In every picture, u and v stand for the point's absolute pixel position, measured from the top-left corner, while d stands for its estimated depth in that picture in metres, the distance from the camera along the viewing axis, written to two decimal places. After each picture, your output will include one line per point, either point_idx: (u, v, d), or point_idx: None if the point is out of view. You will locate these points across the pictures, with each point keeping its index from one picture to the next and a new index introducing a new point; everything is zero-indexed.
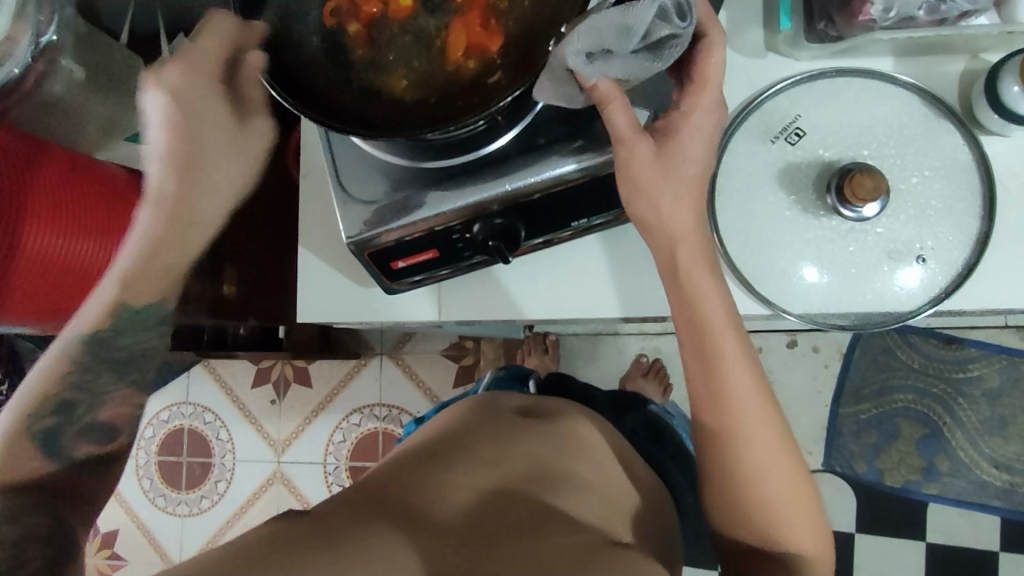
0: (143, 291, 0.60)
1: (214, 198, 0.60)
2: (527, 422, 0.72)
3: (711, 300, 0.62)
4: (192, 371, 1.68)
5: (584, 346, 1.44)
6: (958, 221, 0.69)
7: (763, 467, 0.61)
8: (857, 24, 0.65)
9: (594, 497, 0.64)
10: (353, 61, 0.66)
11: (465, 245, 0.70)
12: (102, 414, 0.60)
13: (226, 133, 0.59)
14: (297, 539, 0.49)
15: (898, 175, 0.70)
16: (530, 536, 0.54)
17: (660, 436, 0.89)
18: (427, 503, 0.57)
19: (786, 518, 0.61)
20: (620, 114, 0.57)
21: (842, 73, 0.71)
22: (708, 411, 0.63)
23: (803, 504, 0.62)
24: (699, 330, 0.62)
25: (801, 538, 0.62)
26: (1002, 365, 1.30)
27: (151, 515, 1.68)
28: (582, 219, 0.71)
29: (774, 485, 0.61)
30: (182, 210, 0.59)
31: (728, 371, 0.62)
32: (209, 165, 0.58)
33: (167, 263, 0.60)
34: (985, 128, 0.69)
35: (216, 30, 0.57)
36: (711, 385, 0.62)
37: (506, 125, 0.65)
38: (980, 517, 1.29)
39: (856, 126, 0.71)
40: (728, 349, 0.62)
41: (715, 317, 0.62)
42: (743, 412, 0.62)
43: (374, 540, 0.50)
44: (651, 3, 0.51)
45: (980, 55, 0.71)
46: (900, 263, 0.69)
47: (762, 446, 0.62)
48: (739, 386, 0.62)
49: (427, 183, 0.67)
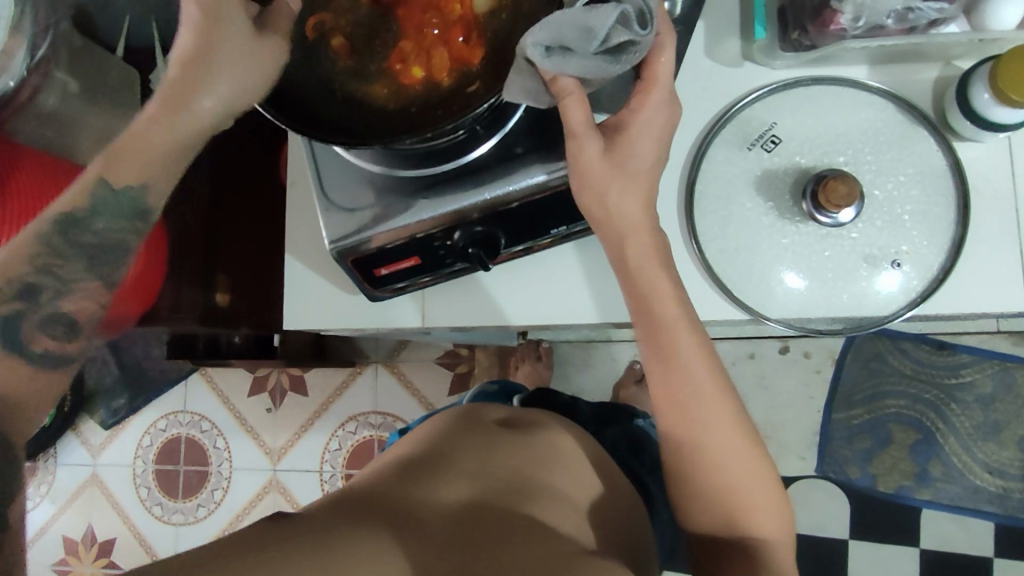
0: (124, 169, 0.56)
1: (218, 95, 0.56)
2: (508, 434, 0.72)
3: (678, 307, 0.63)
4: (190, 380, 1.69)
5: (577, 353, 1.44)
6: (933, 225, 0.70)
7: (736, 467, 0.63)
8: (830, 33, 0.66)
9: (570, 510, 0.64)
10: (337, 72, 0.68)
11: (447, 252, 0.71)
12: (66, 304, 0.56)
13: (238, 38, 0.55)
14: (279, 535, 0.50)
15: (873, 181, 0.71)
16: (514, 545, 0.54)
17: (641, 446, 0.90)
18: (410, 503, 0.57)
19: (758, 515, 0.62)
20: (576, 110, 0.57)
21: (817, 82, 0.72)
22: (677, 416, 0.63)
23: (773, 501, 0.63)
24: (671, 336, 0.63)
25: (775, 536, 0.63)
26: (994, 370, 1.31)
27: (148, 523, 1.68)
28: (561, 227, 0.72)
29: (747, 486, 0.63)
30: (183, 98, 0.55)
31: (696, 370, 0.63)
32: (216, 64, 0.54)
33: (156, 147, 0.56)
34: (960, 135, 0.70)
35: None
36: (679, 391, 0.63)
37: (485, 134, 0.67)
38: (974, 523, 1.29)
39: (832, 134, 0.72)
40: (695, 354, 0.63)
41: (682, 320, 0.63)
42: (711, 417, 0.63)
43: (357, 540, 0.51)
44: (613, 7, 0.51)
45: (953, 63, 0.71)
46: (877, 268, 0.70)
47: (733, 449, 0.63)
48: (707, 390, 0.63)
49: (409, 191, 0.68)
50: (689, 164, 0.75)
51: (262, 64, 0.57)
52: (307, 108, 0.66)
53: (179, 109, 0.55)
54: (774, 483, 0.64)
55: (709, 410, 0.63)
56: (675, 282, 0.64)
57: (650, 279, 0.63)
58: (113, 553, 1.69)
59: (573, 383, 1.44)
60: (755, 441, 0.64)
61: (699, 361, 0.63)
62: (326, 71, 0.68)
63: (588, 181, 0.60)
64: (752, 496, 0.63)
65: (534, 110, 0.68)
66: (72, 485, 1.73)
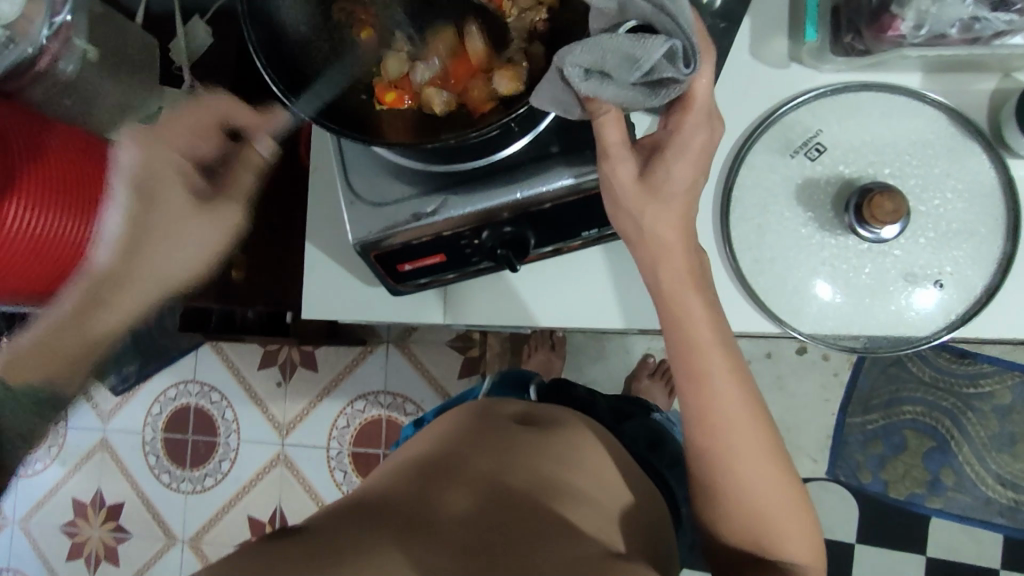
0: (32, 370, 0.64)
1: (161, 275, 0.70)
2: (528, 433, 0.70)
3: (715, 319, 0.61)
4: (200, 350, 1.69)
5: (590, 344, 1.43)
6: (978, 245, 0.67)
7: (753, 494, 0.60)
8: (886, 40, 0.62)
9: (592, 511, 0.62)
10: (358, 60, 0.68)
11: (473, 250, 0.69)
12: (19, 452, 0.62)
13: (183, 203, 0.71)
14: (296, 557, 0.48)
15: (920, 196, 0.68)
16: (537, 552, 0.53)
17: (661, 442, 0.88)
18: (426, 513, 0.56)
19: (780, 527, 0.60)
20: (612, 128, 0.56)
21: (867, 88, 0.69)
22: (704, 434, 0.60)
23: (797, 512, 0.61)
24: (697, 355, 0.60)
25: (797, 547, 0.61)
26: (1015, 382, 1.29)
27: (155, 490, 1.70)
28: (593, 229, 0.70)
29: (775, 510, 0.60)
30: (117, 277, 0.68)
31: (725, 379, 0.60)
32: (153, 243, 0.69)
33: (86, 334, 0.66)
34: (1014, 150, 0.67)
35: (205, 112, 0.75)
36: (705, 415, 0.60)
37: (519, 131, 0.64)
38: (982, 534, 1.28)
39: (878, 144, 0.69)
40: (725, 373, 0.60)
41: (712, 336, 0.60)
42: (745, 438, 0.60)
43: (376, 556, 0.49)
44: (663, 41, 0.48)
45: (1012, 74, 0.68)
46: (917, 285, 0.68)
47: (755, 474, 0.60)
48: (739, 416, 0.60)
49: (438, 187, 0.66)
50: (727, 168, 0.72)
51: (218, 231, 0.74)
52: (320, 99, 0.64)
53: (128, 279, 0.68)
54: (798, 512, 0.61)
55: (737, 438, 0.60)
56: (709, 292, 0.62)
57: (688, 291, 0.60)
58: (121, 517, 1.71)
59: (585, 373, 1.43)
60: (783, 461, 0.61)
61: (729, 381, 0.60)
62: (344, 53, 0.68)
63: (626, 202, 0.59)
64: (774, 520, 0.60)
65: None
66: (83, 448, 1.74)
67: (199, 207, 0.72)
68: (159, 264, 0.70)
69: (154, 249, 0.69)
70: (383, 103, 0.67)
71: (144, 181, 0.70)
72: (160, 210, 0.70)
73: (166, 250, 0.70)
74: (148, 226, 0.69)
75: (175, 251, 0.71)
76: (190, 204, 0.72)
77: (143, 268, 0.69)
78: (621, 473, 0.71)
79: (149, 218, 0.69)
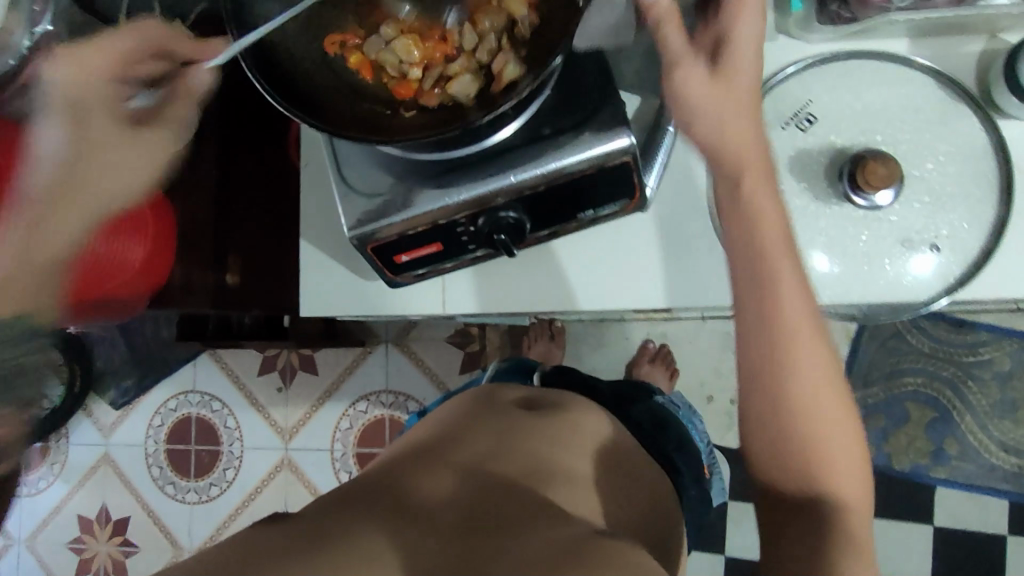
0: (13, 299, 0.58)
1: (111, 185, 0.65)
2: (523, 416, 0.71)
3: (774, 225, 0.59)
4: (199, 359, 1.68)
5: (589, 332, 1.43)
6: (973, 207, 0.67)
7: (822, 421, 0.58)
8: (871, 7, 0.63)
9: (586, 489, 0.63)
10: (360, 83, 0.68)
11: (469, 238, 0.69)
12: None
13: (117, 132, 0.65)
14: (282, 539, 0.49)
15: (912, 161, 0.68)
16: (526, 527, 0.53)
17: (664, 422, 0.90)
18: (415, 496, 0.56)
19: (837, 458, 0.58)
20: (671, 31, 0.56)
21: (854, 56, 0.70)
22: (763, 354, 0.58)
23: (853, 442, 0.59)
24: (765, 266, 0.58)
25: (849, 481, 0.58)
26: (1014, 348, 1.29)
27: (161, 502, 1.69)
28: (588, 211, 0.69)
29: (834, 438, 0.58)
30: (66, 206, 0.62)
31: (784, 294, 0.58)
32: (91, 173, 0.63)
33: (47, 260, 0.60)
34: (1004, 111, 0.67)
35: (136, 40, 0.63)
36: (769, 365, 0.58)
37: (513, 116, 0.63)
38: (988, 501, 1.29)
39: (870, 111, 0.69)
40: (787, 289, 0.58)
41: (773, 248, 0.58)
42: (806, 354, 0.58)
43: (364, 536, 0.50)
44: None
45: (999, 36, 0.68)
46: (914, 250, 0.68)
47: (823, 402, 0.58)
48: (800, 341, 0.57)
49: (427, 177, 0.66)
50: None
51: (133, 169, 0.65)
52: (314, 107, 0.62)
53: (76, 191, 0.63)
54: (863, 486, 0.59)
55: (788, 361, 0.57)
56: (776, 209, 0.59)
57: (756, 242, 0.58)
58: (127, 531, 1.70)
59: (585, 361, 1.43)
60: (841, 393, 0.59)
61: (793, 298, 0.58)
62: (349, 85, 0.67)
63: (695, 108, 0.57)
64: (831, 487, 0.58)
65: (561, 85, 0.65)
66: (85, 465, 1.73)
67: (131, 132, 0.65)
68: (98, 190, 0.64)
69: (88, 174, 0.63)
70: (416, 68, 0.66)
71: (74, 117, 0.62)
72: (98, 145, 0.64)
73: (105, 179, 0.64)
74: (94, 140, 0.63)
75: (109, 187, 0.65)
76: (125, 127, 0.65)
77: (80, 184, 0.63)
78: (620, 455, 0.71)
79: (92, 142, 0.63)
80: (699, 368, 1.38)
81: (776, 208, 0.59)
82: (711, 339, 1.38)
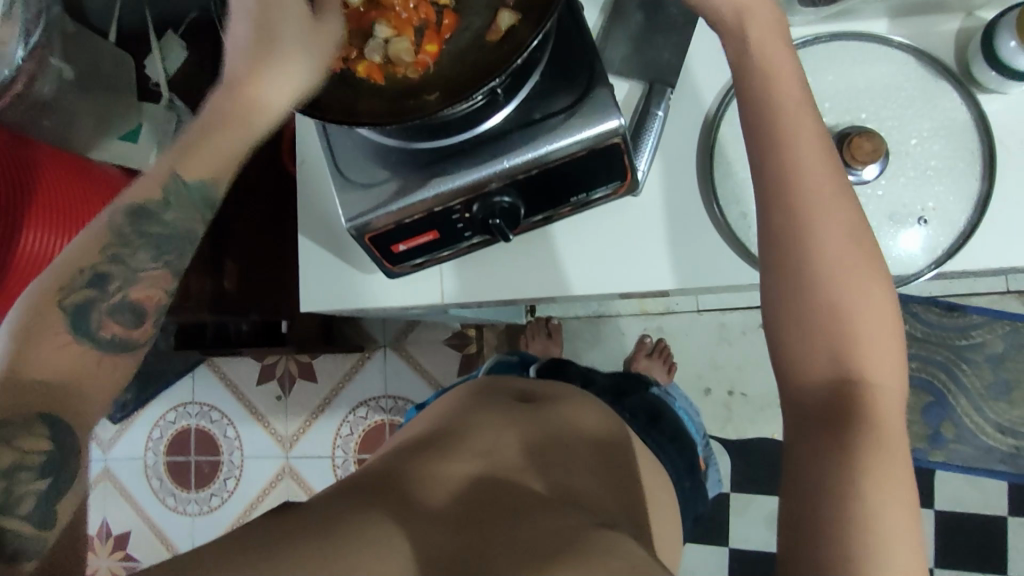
0: (198, 168, 0.52)
1: (298, 75, 0.54)
2: (522, 410, 0.72)
3: (790, 100, 0.54)
4: (197, 370, 1.68)
5: (585, 329, 1.44)
6: (957, 180, 0.69)
7: (855, 297, 0.50)
8: None
9: (585, 480, 0.64)
10: (377, 88, 0.68)
11: (465, 225, 0.70)
12: (131, 294, 0.51)
13: (300, 26, 0.54)
14: (286, 528, 0.49)
15: (897, 137, 0.70)
16: (528, 519, 0.54)
17: (658, 412, 0.92)
18: (419, 487, 0.57)
19: (869, 339, 0.50)
20: None
21: (837, 37, 0.71)
22: (783, 227, 0.52)
23: (889, 331, 0.51)
24: (779, 131, 0.53)
25: (883, 369, 0.50)
26: (1005, 330, 1.31)
27: (162, 516, 1.68)
28: (581, 194, 0.70)
29: (867, 317, 0.50)
30: (262, 95, 0.53)
31: (800, 158, 0.53)
32: (281, 56, 0.53)
33: (217, 146, 0.52)
34: (983, 86, 0.69)
35: None
36: (789, 226, 0.52)
37: (506, 100, 0.65)
38: (987, 482, 1.30)
39: (854, 90, 0.71)
40: (803, 148, 0.53)
41: (784, 108, 0.54)
42: (827, 216, 0.51)
43: (368, 525, 0.50)
44: None
45: (975, 13, 0.70)
46: (901, 225, 0.69)
47: (852, 278, 0.50)
48: (822, 208, 0.51)
49: (421, 164, 0.67)
50: (705, 126, 0.73)
51: (318, 53, 0.55)
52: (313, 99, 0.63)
53: (270, 76, 0.53)
54: (897, 399, 0.50)
55: (809, 228, 0.51)
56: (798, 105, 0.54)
57: (784, 135, 0.53)
58: (128, 546, 1.69)
59: (583, 358, 1.44)
60: (876, 270, 0.51)
61: (808, 163, 0.52)
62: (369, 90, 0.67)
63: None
64: (865, 392, 0.49)
65: (551, 71, 0.67)
66: None
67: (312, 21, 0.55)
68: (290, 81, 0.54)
69: (278, 67, 0.53)
70: (428, 55, 0.69)
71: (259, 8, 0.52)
72: (281, 30, 0.53)
73: (290, 71, 0.54)
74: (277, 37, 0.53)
75: (296, 84, 0.54)
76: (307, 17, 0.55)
77: (277, 75, 0.53)
78: (617, 445, 0.72)
79: (277, 37, 0.53)
80: (695, 360, 1.39)
81: (799, 100, 0.55)
82: (707, 332, 1.39)
